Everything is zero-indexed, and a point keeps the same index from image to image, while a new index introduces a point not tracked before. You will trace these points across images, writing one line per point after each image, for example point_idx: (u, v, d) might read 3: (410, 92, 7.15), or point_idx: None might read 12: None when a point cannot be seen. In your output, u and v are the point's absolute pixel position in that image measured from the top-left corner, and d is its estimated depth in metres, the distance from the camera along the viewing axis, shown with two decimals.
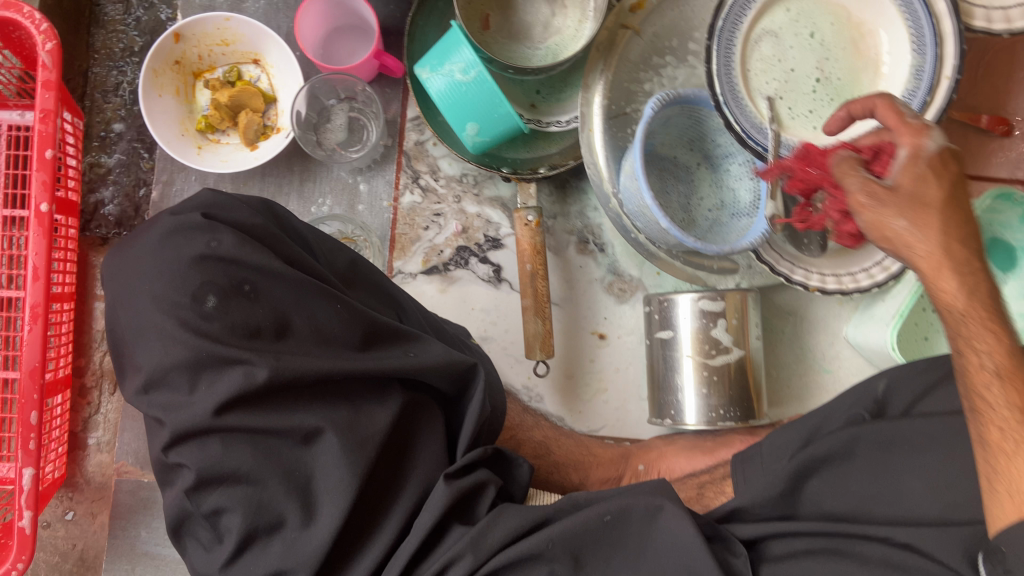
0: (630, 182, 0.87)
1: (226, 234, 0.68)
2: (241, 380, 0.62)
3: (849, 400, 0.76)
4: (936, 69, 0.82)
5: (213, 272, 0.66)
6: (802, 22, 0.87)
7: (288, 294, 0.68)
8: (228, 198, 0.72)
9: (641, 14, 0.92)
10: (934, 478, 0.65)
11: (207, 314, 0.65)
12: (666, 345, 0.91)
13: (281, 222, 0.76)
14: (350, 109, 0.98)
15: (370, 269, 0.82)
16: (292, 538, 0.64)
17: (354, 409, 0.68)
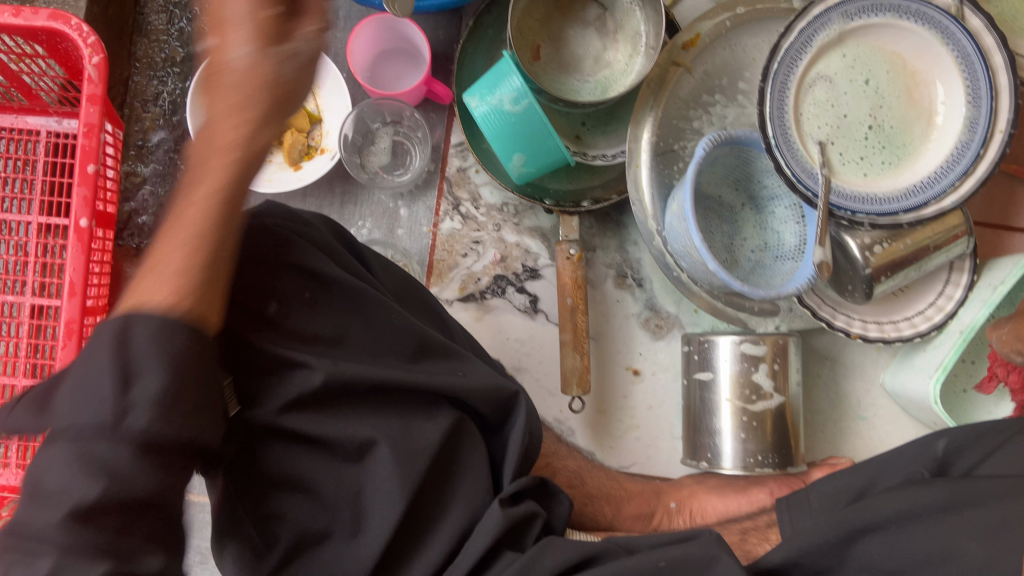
0: (677, 222, 0.86)
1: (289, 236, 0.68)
2: (299, 385, 0.63)
3: (909, 455, 0.80)
4: (990, 122, 0.82)
5: (276, 275, 0.67)
6: (857, 68, 0.87)
7: (346, 303, 0.69)
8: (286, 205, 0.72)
9: (693, 52, 0.92)
10: (992, 543, 0.64)
11: (269, 318, 0.66)
12: (705, 387, 0.90)
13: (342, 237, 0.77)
14: (395, 133, 0.98)
15: (421, 288, 0.83)
16: (339, 547, 0.66)
17: (406, 421, 0.69)
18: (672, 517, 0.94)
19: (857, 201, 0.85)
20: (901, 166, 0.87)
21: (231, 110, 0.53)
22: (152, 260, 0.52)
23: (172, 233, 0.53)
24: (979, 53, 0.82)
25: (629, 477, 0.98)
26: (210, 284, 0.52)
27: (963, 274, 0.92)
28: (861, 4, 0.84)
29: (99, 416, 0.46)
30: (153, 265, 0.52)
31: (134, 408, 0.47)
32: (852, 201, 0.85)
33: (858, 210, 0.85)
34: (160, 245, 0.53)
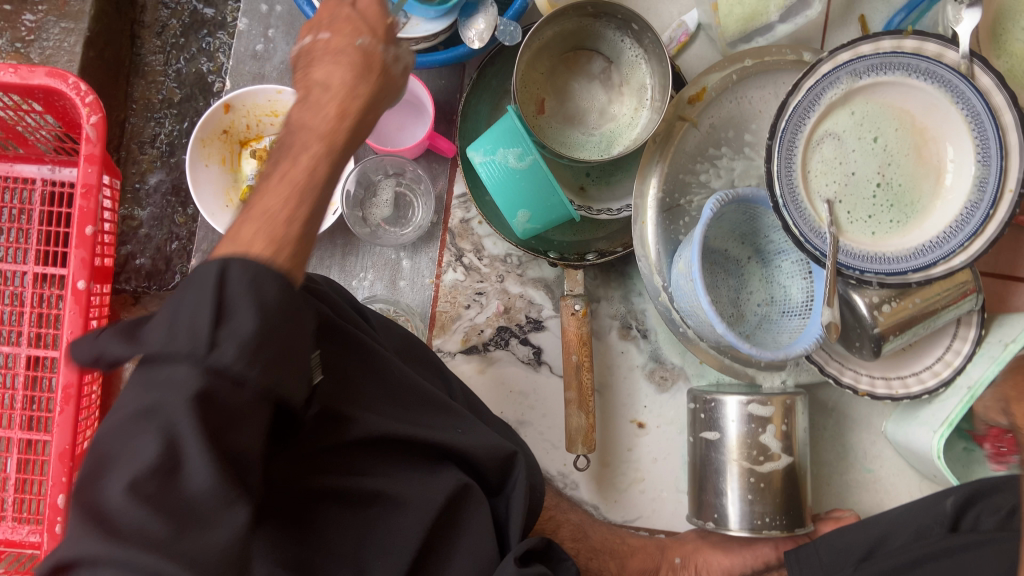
0: (683, 281, 0.85)
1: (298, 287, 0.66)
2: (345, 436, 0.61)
3: (917, 512, 0.79)
4: (1000, 182, 0.80)
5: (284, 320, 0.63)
6: (866, 125, 0.86)
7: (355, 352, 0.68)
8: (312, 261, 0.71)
9: (699, 106, 0.91)
10: None
11: None
12: (711, 446, 0.89)
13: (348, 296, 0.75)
14: (397, 185, 0.96)
15: (420, 345, 0.80)
16: None
17: (414, 478, 0.67)
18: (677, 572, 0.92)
19: (864, 261, 0.84)
20: (909, 225, 0.86)
21: (333, 95, 0.56)
22: (246, 211, 0.50)
23: (264, 206, 0.50)
24: (989, 113, 0.81)
25: (634, 531, 0.97)
26: (292, 224, 0.49)
27: (970, 329, 0.91)
28: (869, 61, 0.83)
29: (191, 345, 0.42)
30: (251, 219, 0.49)
31: (222, 346, 0.42)
32: (860, 260, 0.84)
33: (865, 270, 0.84)
34: (259, 199, 0.51)
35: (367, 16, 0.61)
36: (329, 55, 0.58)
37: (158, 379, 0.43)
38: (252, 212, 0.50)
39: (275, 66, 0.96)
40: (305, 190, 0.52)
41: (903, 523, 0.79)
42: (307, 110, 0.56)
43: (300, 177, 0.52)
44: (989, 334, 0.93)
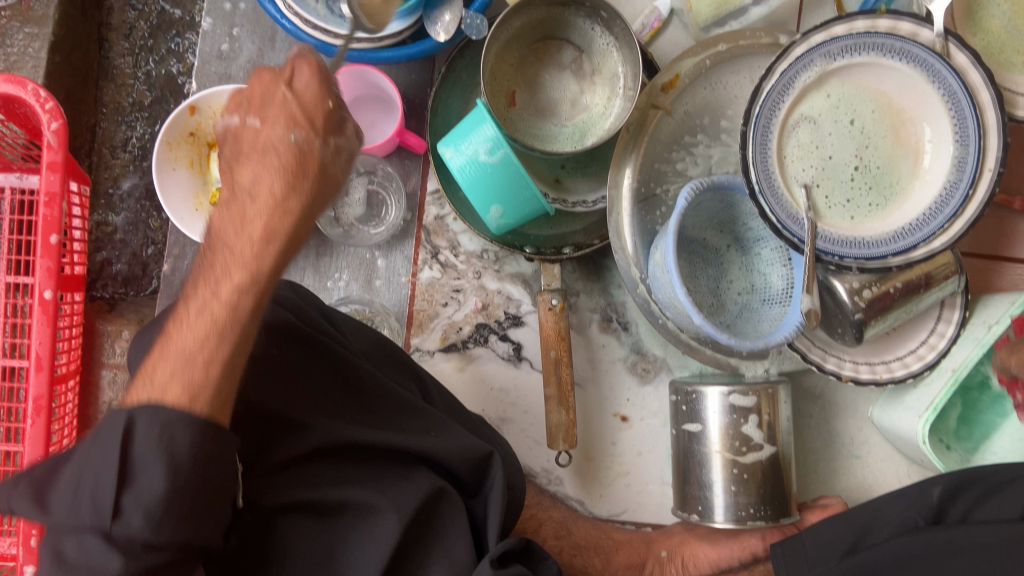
0: (660, 273, 0.84)
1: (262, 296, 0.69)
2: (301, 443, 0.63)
3: (902, 502, 0.76)
4: (979, 161, 0.79)
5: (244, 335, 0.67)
6: (842, 108, 0.84)
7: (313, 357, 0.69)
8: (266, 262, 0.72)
9: (673, 94, 0.89)
10: None
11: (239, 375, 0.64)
12: (694, 438, 0.87)
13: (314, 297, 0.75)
14: (368, 183, 0.95)
15: (394, 347, 0.80)
16: None
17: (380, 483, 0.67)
18: (664, 567, 0.91)
19: (844, 246, 0.82)
20: (889, 207, 0.84)
21: (266, 211, 0.56)
22: (161, 354, 0.54)
23: (188, 337, 0.54)
24: (966, 91, 0.79)
25: (619, 526, 0.96)
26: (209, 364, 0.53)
27: (954, 311, 0.90)
28: (843, 43, 0.81)
29: (97, 518, 0.48)
30: (167, 360, 0.53)
31: (127, 515, 0.48)
32: (840, 245, 0.82)
33: (845, 255, 0.82)
34: (175, 333, 0.54)
35: (305, 102, 0.59)
36: (257, 157, 0.58)
37: (66, 553, 0.49)
38: (169, 349, 0.54)
39: (241, 66, 0.95)
40: (220, 325, 0.54)
41: (887, 512, 0.77)
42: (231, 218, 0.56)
43: (213, 318, 0.54)
44: (973, 316, 0.92)
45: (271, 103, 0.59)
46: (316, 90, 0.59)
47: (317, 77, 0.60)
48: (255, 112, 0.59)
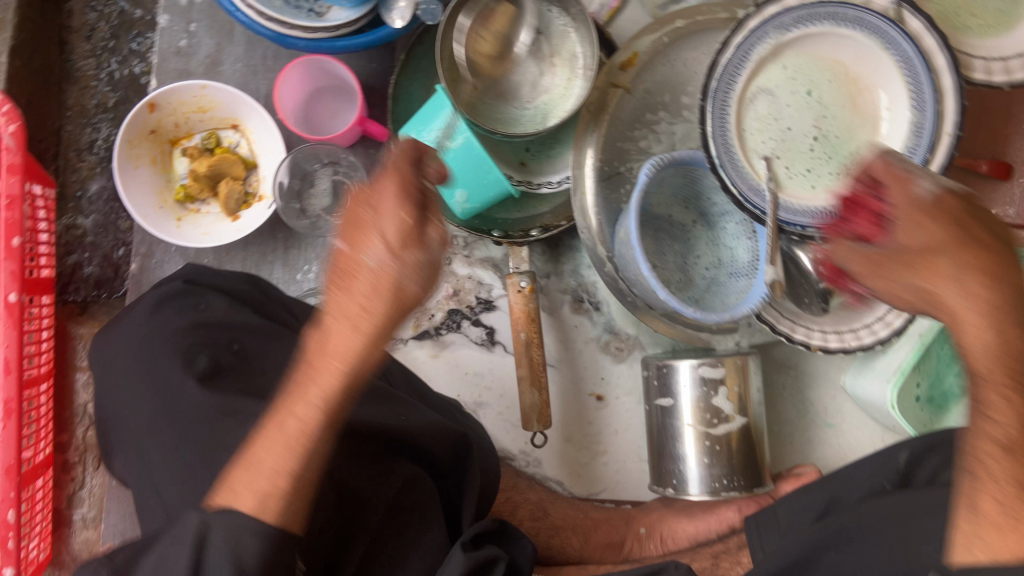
0: (625, 250, 0.85)
1: (215, 300, 0.76)
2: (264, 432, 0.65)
3: (871, 467, 0.76)
4: (935, 124, 0.80)
5: (204, 336, 0.72)
6: (799, 79, 0.84)
7: (272, 353, 0.75)
8: (205, 268, 0.80)
9: (632, 72, 0.89)
10: None
11: (205, 374, 0.69)
12: (667, 413, 0.88)
13: (263, 292, 0.82)
14: (334, 174, 0.93)
15: None
16: None
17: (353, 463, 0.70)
18: (643, 543, 0.91)
19: (806, 216, 0.83)
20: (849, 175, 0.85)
21: (348, 341, 0.55)
22: (245, 463, 0.55)
23: (268, 459, 0.54)
24: (919, 56, 0.80)
25: (599, 504, 0.97)
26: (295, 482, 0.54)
27: None
28: (796, 14, 0.82)
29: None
30: (247, 470, 0.55)
31: None
32: (802, 214, 0.84)
33: (807, 226, 0.83)
34: (258, 444, 0.56)
35: (403, 244, 0.54)
36: (347, 285, 0.55)
37: None
38: (250, 460, 0.55)
39: (200, 61, 0.95)
40: (297, 447, 0.55)
41: (856, 476, 0.77)
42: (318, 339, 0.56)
43: (290, 437, 0.55)
44: None
45: (359, 224, 0.55)
46: (395, 219, 0.54)
47: (399, 197, 0.54)
48: (349, 233, 0.56)
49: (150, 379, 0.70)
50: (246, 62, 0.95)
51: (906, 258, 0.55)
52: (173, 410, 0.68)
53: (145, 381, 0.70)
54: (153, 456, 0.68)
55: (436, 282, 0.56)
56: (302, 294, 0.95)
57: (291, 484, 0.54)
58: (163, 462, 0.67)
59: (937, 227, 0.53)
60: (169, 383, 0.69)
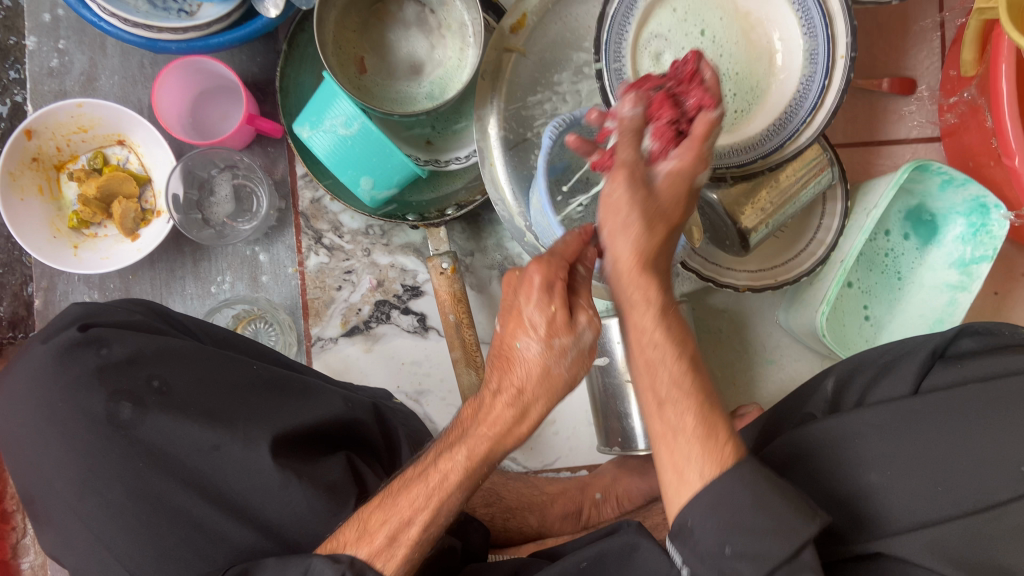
0: (540, 217, 0.83)
1: (116, 338, 0.65)
2: (212, 454, 0.61)
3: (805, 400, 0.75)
4: (830, 50, 0.77)
5: (119, 377, 0.63)
6: (689, 20, 0.82)
7: (197, 371, 0.65)
8: (101, 306, 0.68)
9: (523, 34, 0.86)
10: (887, 466, 0.62)
11: (126, 424, 0.62)
12: (605, 372, 0.88)
13: (163, 316, 0.72)
14: (233, 177, 0.92)
15: (263, 347, 0.75)
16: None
17: (312, 464, 0.64)
18: (600, 508, 0.91)
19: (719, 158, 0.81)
20: (753, 113, 0.83)
21: (504, 415, 0.58)
22: (380, 504, 0.59)
23: (404, 502, 0.58)
24: None
25: (553, 474, 0.96)
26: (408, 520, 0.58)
27: (837, 203, 0.92)
28: None
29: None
30: (382, 511, 0.58)
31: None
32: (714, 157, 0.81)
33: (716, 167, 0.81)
34: (399, 495, 0.59)
35: (557, 321, 0.56)
36: (501, 368, 0.59)
37: None
38: (388, 503, 0.59)
39: (76, 79, 0.91)
40: (436, 498, 0.58)
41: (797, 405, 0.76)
42: (476, 407, 0.60)
43: (428, 486, 0.59)
44: (855, 207, 0.93)
45: (514, 314, 0.58)
46: (546, 312, 0.56)
47: (543, 292, 0.56)
48: (507, 321, 0.59)
49: (65, 434, 0.62)
50: (123, 74, 0.92)
51: (655, 207, 0.57)
52: (99, 468, 0.60)
53: (62, 436, 0.62)
54: (75, 517, 0.61)
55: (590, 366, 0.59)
56: (218, 305, 0.92)
57: (416, 532, 0.58)
58: (77, 511, 0.60)
59: (676, 201, 0.57)
60: (89, 436, 0.61)
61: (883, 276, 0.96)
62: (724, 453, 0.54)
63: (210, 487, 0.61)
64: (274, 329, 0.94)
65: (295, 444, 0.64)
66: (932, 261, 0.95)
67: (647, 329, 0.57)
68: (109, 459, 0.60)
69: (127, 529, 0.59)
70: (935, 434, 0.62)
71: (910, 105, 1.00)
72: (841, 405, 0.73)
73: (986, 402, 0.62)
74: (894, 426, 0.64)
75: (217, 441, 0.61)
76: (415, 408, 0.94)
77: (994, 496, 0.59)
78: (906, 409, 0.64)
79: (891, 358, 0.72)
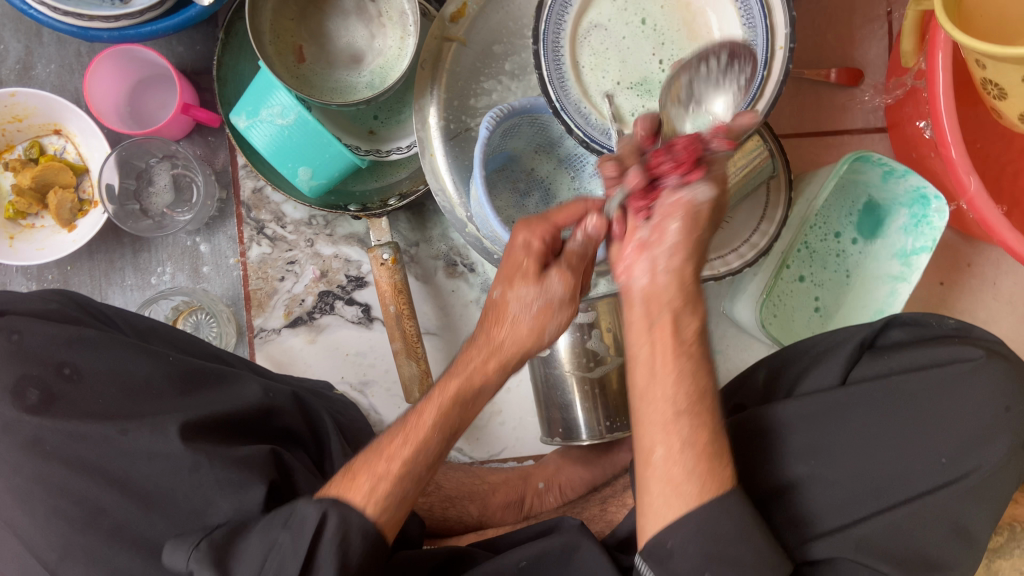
0: (478, 208, 0.82)
1: (28, 325, 0.65)
2: (122, 447, 0.61)
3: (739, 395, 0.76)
4: (768, 41, 0.75)
5: (28, 364, 0.63)
6: (630, 9, 0.80)
7: (106, 361, 0.65)
8: (22, 295, 0.69)
9: (464, 23, 0.85)
10: (812, 458, 0.63)
11: (34, 410, 0.61)
12: (546, 363, 0.88)
13: (85, 306, 0.72)
14: (173, 167, 0.91)
15: (186, 336, 0.75)
16: (259, 537, 0.57)
17: (229, 448, 0.64)
18: (543, 497, 0.91)
19: None
20: None
21: (485, 363, 0.61)
22: (366, 454, 0.60)
23: (385, 447, 0.60)
24: None
25: (498, 464, 0.96)
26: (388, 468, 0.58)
27: (781, 193, 0.91)
28: None
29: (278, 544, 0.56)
30: (365, 458, 0.60)
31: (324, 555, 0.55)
32: None
33: None
34: (382, 445, 0.60)
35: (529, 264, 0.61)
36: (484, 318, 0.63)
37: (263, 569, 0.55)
38: (370, 453, 0.60)
39: (11, 67, 0.90)
40: (412, 440, 0.60)
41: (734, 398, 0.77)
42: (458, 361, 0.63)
43: (405, 429, 0.60)
44: (799, 196, 0.94)
45: (511, 262, 0.62)
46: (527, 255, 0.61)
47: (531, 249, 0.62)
48: (502, 272, 0.63)
49: None
50: (59, 62, 0.90)
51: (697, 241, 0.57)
52: (14, 460, 0.60)
53: None
54: None
55: (564, 317, 0.62)
56: (157, 296, 0.91)
57: (398, 466, 0.58)
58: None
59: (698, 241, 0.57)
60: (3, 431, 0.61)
61: (833, 273, 0.96)
62: (716, 482, 0.56)
63: (127, 481, 0.61)
64: (215, 321, 0.92)
65: (213, 435, 0.64)
66: (877, 252, 0.95)
67: (672, 352, 0.57)
68: (23, 452, 0.60)
69: (46, 526, 0.59)
70: (862, 427, 0.63)
71: (858, 95, 1.00)
72: (772, 396, 0.73)
73: (905, 393, 0.63)
74: (820, 418, 0.64)
75: (124, 426, 0.61)
76: (359, 399, 0.94)
77: (918, 486, 0.61)
78: (835, 402, 0.64)
79: (822, 347, 0.72)
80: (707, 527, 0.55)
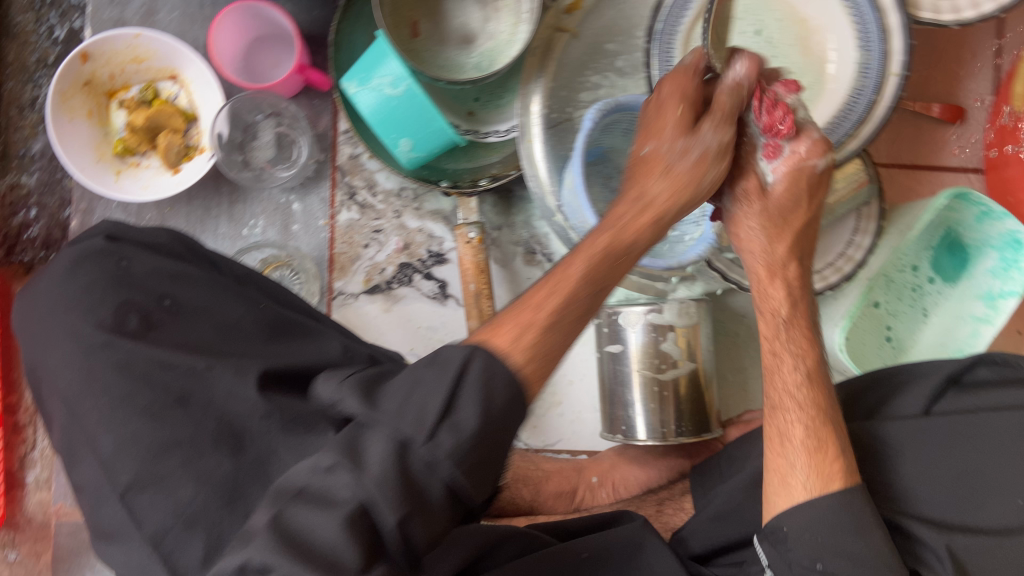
0: (571, 197, 0.84)
1: (136, 255, 0.70)
2: (213, 384, 0.62)
3: None
4: (882, 66, 0.74)
5: (132, 292, 0.67)
6: (746, 19, 0.80)
7: (203, 297, 0.69)
8: (136, 225, 0.75)
9: (578, 16, 0.87)
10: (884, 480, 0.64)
11: (133, 332, 0.65)
12: (616, 359, 0.88)
13: (192, 249, 0.76)
14: (277, 125, 0.94)
15: (280, 289, 0.78)
16: (405, 378, 0.51)
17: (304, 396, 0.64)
18: (595, 492, 0.92)
19: None
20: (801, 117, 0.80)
21: (640, 215, 0.62)
22: (517, 306, 0.55)
23: (532, 301, 0.55)
24: None
25: (553, 455, 0.97)
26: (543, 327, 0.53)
27: (871, 220, 0.90)
28: None
29: (432, 376, 0.49)
30: (512, 311, 0.55)
31: (465, 409, 0.48)
32: None
33: None
34: (528, 296, 0.56)
35: (681, 102, 0.63)
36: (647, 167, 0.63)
37: (411, 402, 0.48)
38: (516, 309, 0.55)
39: (135, 10, 0.94)
40: (565, 300, 0.55)
41: None
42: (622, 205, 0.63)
43: (561, 280, 0.56)
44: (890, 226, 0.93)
45: (660, 118, 0.64)
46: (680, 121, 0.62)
47: (684, 94, 0.63)
48: (652, 127, 0.64)
49: (84, 348, 0.64)
50: (182, 11, 0.94)
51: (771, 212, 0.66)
52: (114, 382, 0.63)
53: (82, 355, 0.64)
54: (87, 423, 0.62)
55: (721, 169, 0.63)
56: (247, 247, 0.94)
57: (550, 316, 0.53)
58: (88, 425, 0.62)
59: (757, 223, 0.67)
60: (106, 354, 0.63)
61: (910, 305, 0.96)
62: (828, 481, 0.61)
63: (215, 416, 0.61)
64: (300, 277, 0.95)
65: (289, 385, 0.65)
66: (960, 292, 0.94)
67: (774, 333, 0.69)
68: (123, 375, 0.63)
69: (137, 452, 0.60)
70: (940, 455, 0.63)
71: (957, 132, 0.99)
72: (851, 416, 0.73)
73: (994, 431, 0.63)
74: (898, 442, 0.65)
75: (211, 362, 0.63)
76: None
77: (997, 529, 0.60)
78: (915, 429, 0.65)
79: (908, 372, 0.71)
80: (825, 516, 0.59)
